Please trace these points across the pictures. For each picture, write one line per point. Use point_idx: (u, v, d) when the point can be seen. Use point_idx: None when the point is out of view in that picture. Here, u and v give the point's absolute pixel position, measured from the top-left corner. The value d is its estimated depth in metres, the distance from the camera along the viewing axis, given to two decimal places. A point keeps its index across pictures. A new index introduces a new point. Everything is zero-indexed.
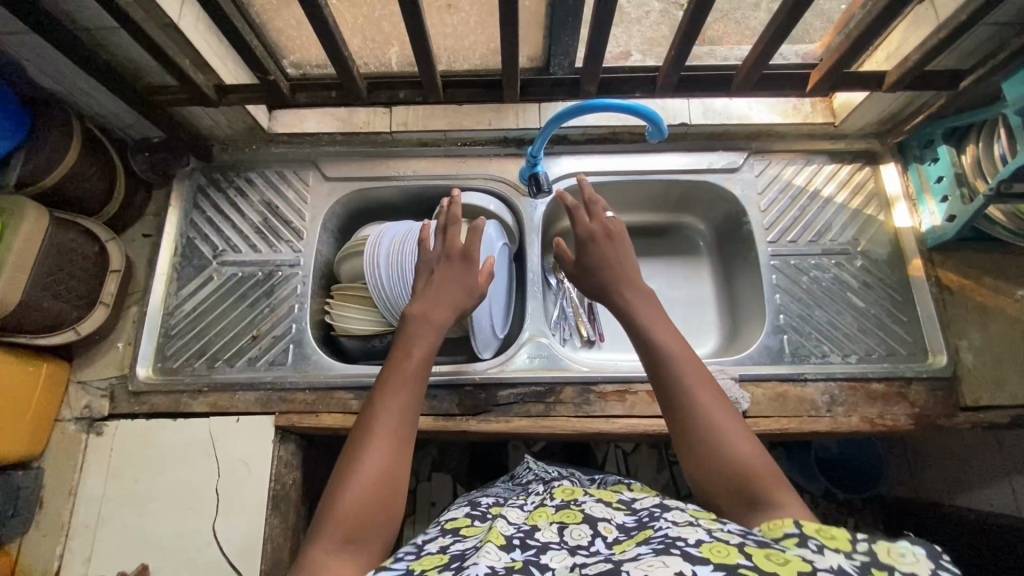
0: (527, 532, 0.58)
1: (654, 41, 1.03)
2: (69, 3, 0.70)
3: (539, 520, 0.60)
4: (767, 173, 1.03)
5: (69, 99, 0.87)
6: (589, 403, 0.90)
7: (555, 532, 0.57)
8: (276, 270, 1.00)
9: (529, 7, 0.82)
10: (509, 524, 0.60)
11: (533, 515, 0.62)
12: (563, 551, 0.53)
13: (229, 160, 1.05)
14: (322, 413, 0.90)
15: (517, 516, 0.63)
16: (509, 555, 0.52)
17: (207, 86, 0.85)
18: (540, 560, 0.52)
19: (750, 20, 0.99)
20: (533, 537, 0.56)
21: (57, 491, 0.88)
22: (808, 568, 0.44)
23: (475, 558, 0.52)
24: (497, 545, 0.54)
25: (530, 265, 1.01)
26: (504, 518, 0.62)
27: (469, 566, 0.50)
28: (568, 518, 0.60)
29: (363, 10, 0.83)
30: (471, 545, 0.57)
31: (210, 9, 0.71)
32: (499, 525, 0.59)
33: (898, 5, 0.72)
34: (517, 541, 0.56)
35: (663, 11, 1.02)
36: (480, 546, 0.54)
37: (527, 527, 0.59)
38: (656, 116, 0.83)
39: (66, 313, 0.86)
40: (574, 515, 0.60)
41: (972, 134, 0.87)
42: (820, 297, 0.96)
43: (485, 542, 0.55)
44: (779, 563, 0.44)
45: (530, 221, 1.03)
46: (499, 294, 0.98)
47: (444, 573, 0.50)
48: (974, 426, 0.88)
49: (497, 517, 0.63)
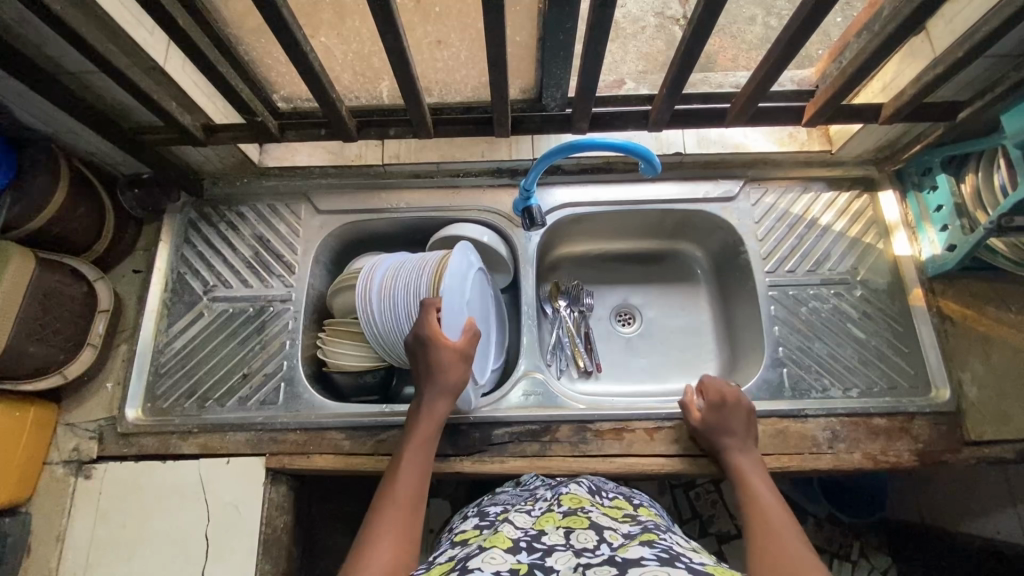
0: (533, 536, 0.58)
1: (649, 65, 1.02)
2: (52, 48, 0.70)
3: (546, 525, 0.61)
4: (764, 202, 1.02)
5: (57, 138, 0.86)
6: (585, 442, 0.88)
7: (561, 536, 0.57)
8: (267, 305, 0.98)
9: (519, 41, 0.80)
10: (515, 529, 0.60)
11: (540, 521, 0.62)
12: (568, 552, 0.53)
13: (220, 194, 1.04)
14: (313, 454, 0.89)
15: (524, 520, 0.63)
16: (515, 557, 0.53)
17: (195, 126, 0.85)
18: (545, 562, 0.52)
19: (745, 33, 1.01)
20: (539, 540, 0.56)
21: (43, 538, 0.86)
22: None
23: (480, 560, 0.53)
24: (503, 549, 0.55)
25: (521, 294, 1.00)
26: (510, 524, 0.61)
27: (473, 568, 0.51)
28: (574, 524, 0.60)
29: (352, 47, 0.81)
30: (476, 549, 0.57)
31: (192, 56, 0.70)
32: (506, 530, 0.59)
33: (893, 41, 0.71)
34: (523, 544, 0.56)
35: (658, 27, 1.05)
36: (486, 549, 0.55)
37: (533, 532, 0.59)
38: (648, 154, 0.82)
39: (52, 356, 0.84)
40: (582, 521, 0.61)
41: (971, 163, 0.86)
42: (820, 329, 0.95)
43: (491, 545, 0.55)
44: None
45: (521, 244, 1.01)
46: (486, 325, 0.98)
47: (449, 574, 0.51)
48: (979, 461, 0.86)
49: (502, 523, 0.63)
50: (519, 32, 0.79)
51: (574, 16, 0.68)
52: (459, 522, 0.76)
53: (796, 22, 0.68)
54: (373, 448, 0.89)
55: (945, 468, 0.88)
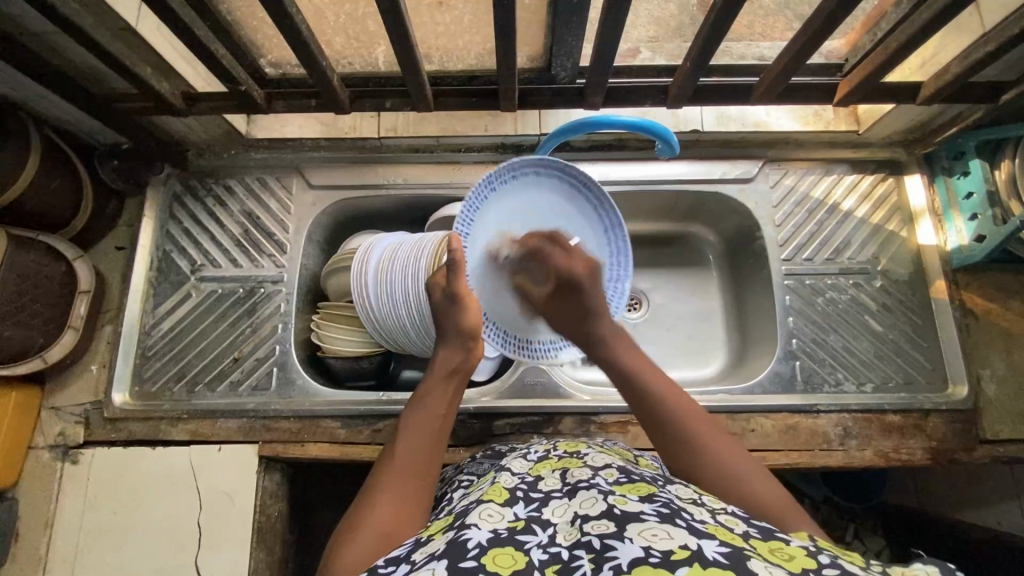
0: (530, 483, 0.53)
1: None
2: (11, 8, 0.63)
3: (542, 470, 0.56)
4: (783, 184, 0.96)
5: (27, 105, 0.80)
6: (589, 435, 0.86)
7: (558, 480, 0.53)
8: (258, 287, 0.94)
9: (528, 4, 0.72)
10: (512, 476, 0.55)
11: (537, 466, 0.57)
12: (566, 501, 0.49)
13: (206, 166, 0.98)
14: (308, 442, 0.87)
15: (521, 466, 0.58)
16: (512, 512, 0.48)
17: (173, 94, 0.79)
18: (542, 515, 0.48)
19: None
20: (536, 488, 0.52)
21: (31, 524, 0.84)
22: (814, 564, 0.41)
23: (475, 515, 0.48)
24: (500, 502, 0.50)
25: (523, 198, 0.77)
26: (507, 470, 0.57)
27: (467, 528, 0.46)
28: (570, 465, 0.55)
29: (345, 7, 0.73)
30: (474, 499, 0.53)
31: (169, 17, 0.64)
32: (503, 478, 0.55)
33: (940, 17, 0.65)
34: (520, 493, 0.51)
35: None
36: (481, 503, 0.50)
37: (530, 478, 0.54)
38: (667, 132, 0.77)
39: (30, 340, 0.80)
40: (576, 462, 0.56)
41: (1010, 147, 0.80)
42: (836, 321, 0.91)
43: (486, 498, 0.51)
44: (784, 558, 0.42)
45: (483, 183, 0.72)
46: (537, 242, 0.79)
47: (447, 534, 0.47)
48: (992, 459, 0.85)
49: (498, 469, 0.59)
50: None
51: None
52: (455, 474, 0.73)
53: None
54: (369, 437, 0.87)
55: (956, 466, 0.86)
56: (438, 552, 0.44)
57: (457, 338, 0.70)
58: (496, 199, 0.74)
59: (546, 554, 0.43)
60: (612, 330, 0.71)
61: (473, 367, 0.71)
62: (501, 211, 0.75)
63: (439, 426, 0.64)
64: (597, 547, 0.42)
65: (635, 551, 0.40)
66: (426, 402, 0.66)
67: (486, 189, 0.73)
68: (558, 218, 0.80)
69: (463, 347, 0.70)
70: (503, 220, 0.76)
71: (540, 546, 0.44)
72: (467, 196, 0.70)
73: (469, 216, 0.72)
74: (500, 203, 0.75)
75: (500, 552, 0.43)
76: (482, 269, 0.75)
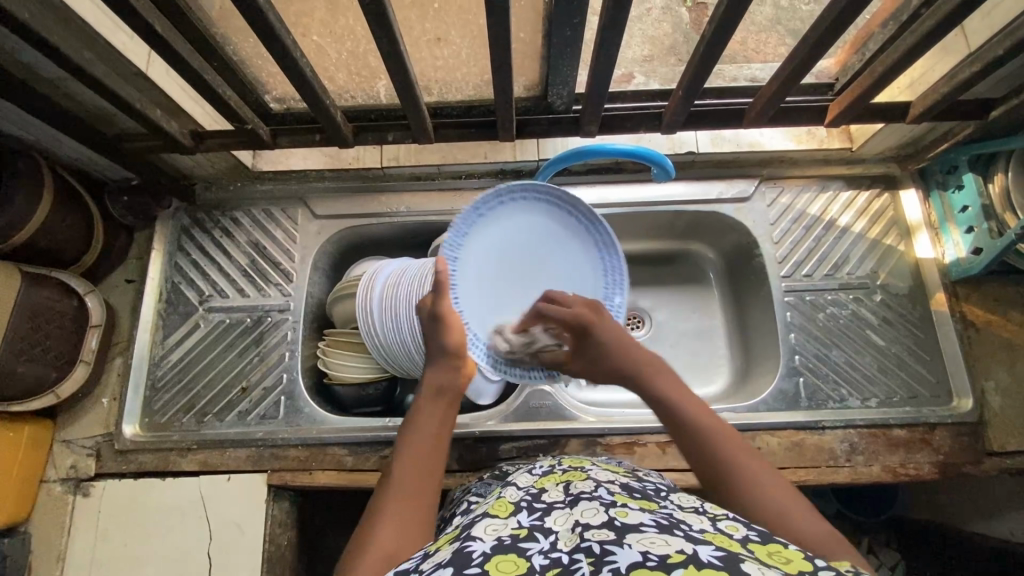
0: (534, 495, 0.54)
1: (657, 45, 0.96)
2: (26, 56, 0.66)
3: (547, 483, 0.56)
4: (780, 202, 0.97)
5: (39, 146, 0.83)
6: (595, 456, 0.87)
7: (561, 492, 0.53)
8: (265, 316, 0.95)
9: (524, 38, 0.74)
10: (517, 490, 0.56)
11: (542, 479, 0.58)
12: (568, 511, 0.49)
13: (213, 199, 1.00)
14: (316, 470, 0.87)
15: (526, 480, 0.58)
16: (516, 521, 0.49)
17: (181, 132, 0.81)
18: (544, 524, 0.48)
19: (754, 17, 0.96)
20: (540, 499, 0.52)
21: (43, 558, 0.85)
22: (810, 569, 0.41)
23: (479, 528, 0.48)
24: (503, 515, 0.50)
25: (518, 222, 0.80)
26: (512, 485, 0.57)
27: (472, 538, 0.46)
28: (573, 478, 0.56)
29: (346, 45, 0.76)
30: (479, 514, 0.53)
31: (176, 63, 0.66)
32: (507, 493, 0.55)
33: (924, 43, 0.66)
34: (524, 505, 0.52)
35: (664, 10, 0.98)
36: (486, 517, 0.50)
37: (534, 490, 0.55)
38: (662, 159, 0.78)
39: (43, 375, 0.82)
40: (579, 475, 0.56)
41: (1001, 161, 0.81)
42: (838, 336, 0.91)
43: (491, 512, 0.51)
44: (782, 562, 0.42)
45: (471, 208, 0.75)
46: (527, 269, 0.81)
47: (453, 544, 0.48)
48: (1000, 472, 0.85)
49: (506, 484, 0.59)
50: (523, 28, 0.73)
51: (584, 11, 0.61)
52: (463, 494, 0.73)
53: (827, 19, 0.62)
54: (377, 464, 0.87)
55: (965, 479, 0.86)
56: (441, 561, 0.44)
57: (444, 358, 0.70)
58: (487, 221, 0.78)
59: (547, 558, 0.43)
60: (642, 358, 0.69)
61: (466, 385, 0.70)
62: (492, 234, 0.79)
63: (436, 447, 0.63)
64: (597, 553, 0.42)
65: (633, 555, 0.40)
66: (418, 422, 0.65)
67: (475, 215, 0.76)
68: (553, 245, 0.82)
69: (449, 367, 0.70)
70: (492, 246, 0.79)
71: (542, 551, 0.44)
72: (456, 220, 0.74)
73: (457, 239, 0.76)
74: (490, 226, 0.78)
75: (502, 559, 0.43)
76: (468, 295, 0.78)
